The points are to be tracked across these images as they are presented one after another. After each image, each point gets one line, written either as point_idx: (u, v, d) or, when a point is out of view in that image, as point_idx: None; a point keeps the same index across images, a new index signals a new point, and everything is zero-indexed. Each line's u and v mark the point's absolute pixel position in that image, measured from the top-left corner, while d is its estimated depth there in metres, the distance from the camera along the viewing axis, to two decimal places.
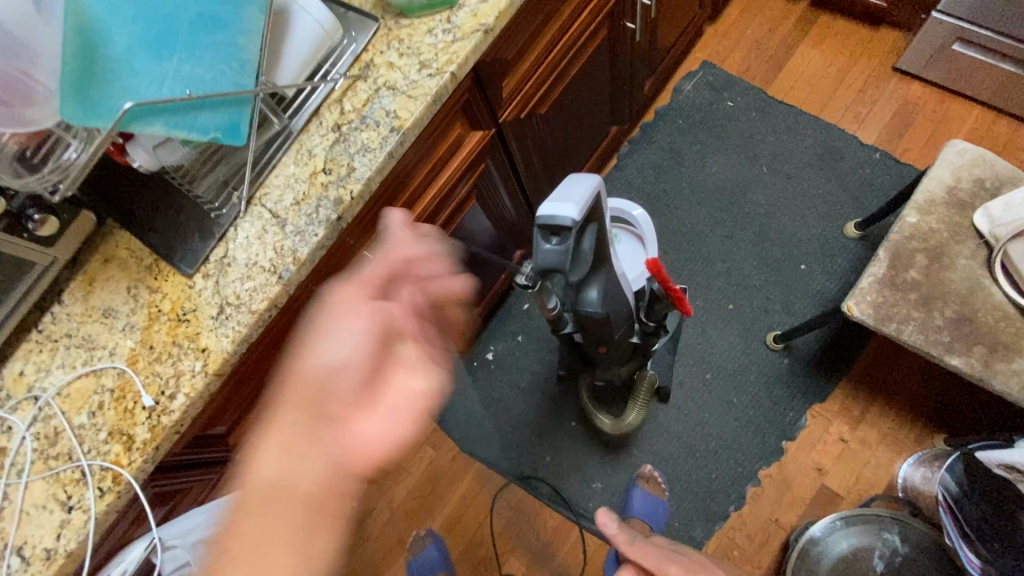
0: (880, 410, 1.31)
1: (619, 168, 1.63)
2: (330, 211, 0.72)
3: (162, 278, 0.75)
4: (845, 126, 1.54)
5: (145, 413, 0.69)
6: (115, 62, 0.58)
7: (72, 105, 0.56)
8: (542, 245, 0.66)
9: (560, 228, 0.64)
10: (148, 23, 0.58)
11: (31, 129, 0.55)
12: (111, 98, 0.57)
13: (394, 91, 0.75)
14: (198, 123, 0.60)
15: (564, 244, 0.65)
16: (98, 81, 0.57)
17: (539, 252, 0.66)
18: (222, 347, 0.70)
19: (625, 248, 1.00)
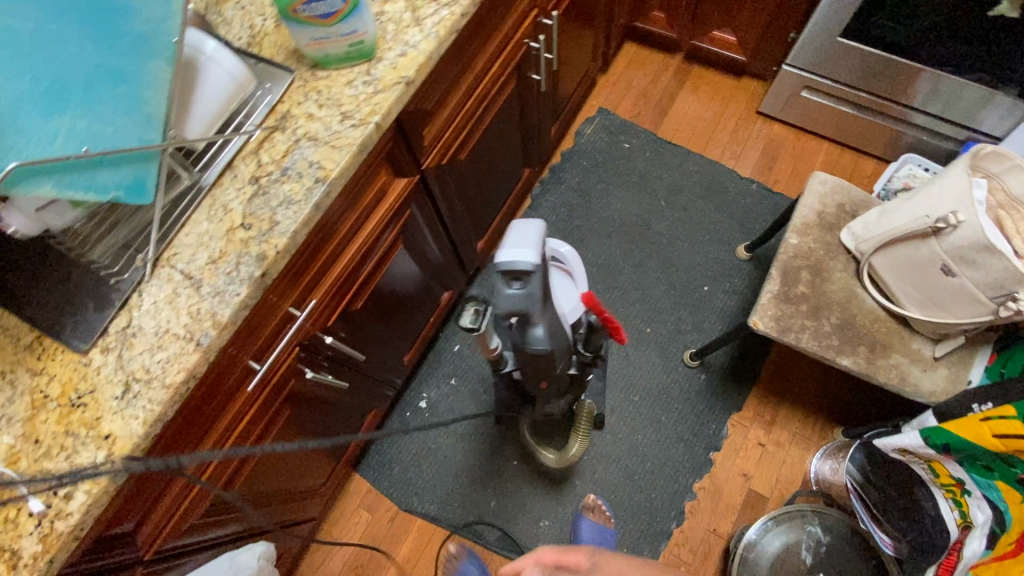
0: (788, 413, 1.44)
1: (533, 209, 1.72)
2: (252, 268, 0.67)
3: (46, 357, 0.65)
4: (725, 162, 1.74)
5: (34, 521, 0.58)
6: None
7: None
8: (505, 290, 0.73)
9: (519, 274, 0.72)
10: (36, 75, 0.53)
11: None
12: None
13: (316, 141, 0.73)
14: (96, 182, 0.55)
15: (524, 288, 0.73)
16: None
17: (500, 295, 0.74)
18: (130, 431, 0.61)
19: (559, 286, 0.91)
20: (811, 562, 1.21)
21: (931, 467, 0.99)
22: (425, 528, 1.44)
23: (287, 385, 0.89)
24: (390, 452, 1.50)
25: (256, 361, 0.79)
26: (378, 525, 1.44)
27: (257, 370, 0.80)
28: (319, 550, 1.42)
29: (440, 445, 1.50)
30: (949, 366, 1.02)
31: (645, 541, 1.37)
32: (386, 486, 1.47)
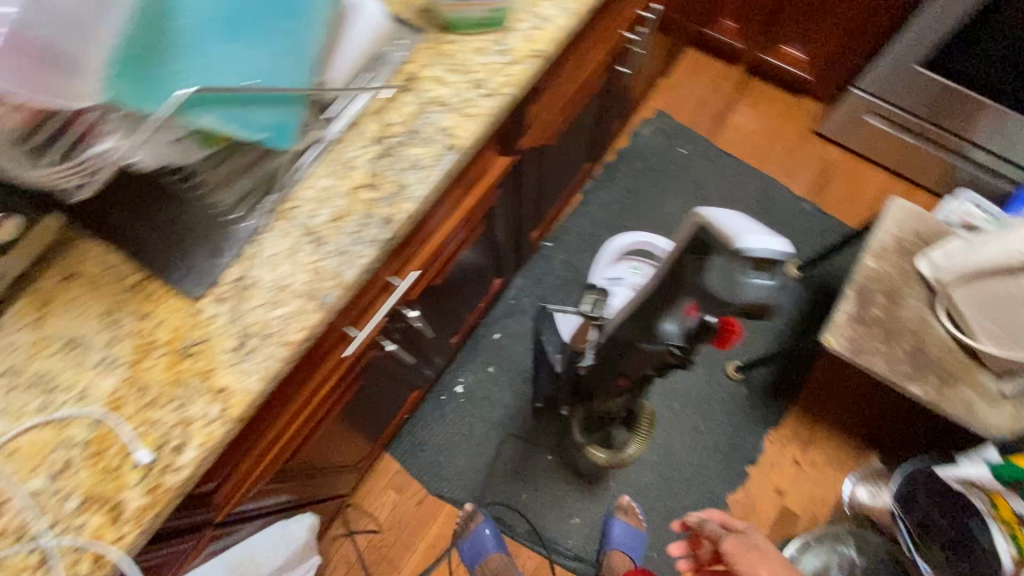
0: (826, 434, 1.44)
1: (584, 204, 1.69)
2: (379, 231, 0.64)
3: (152, 301, 0.61)
4: (779, 179, 1.74)
5: (140, 473, 0.55)
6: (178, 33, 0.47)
7: (127, 85, 0.45)
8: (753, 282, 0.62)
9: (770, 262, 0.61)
10: None
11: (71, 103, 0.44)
12: (172, 82, 0.47)
13: (446, 107, 0.70)
14: (251, 120, 0.52)
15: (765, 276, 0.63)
16: (157, 58, 0.46)
17: (746, 289, 0.62)
18: (247, 387, 0.58)
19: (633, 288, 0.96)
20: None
21: (990, 498, 1.02)
22: (454, 513, 1.42)
23: (367, 355, 0.86)
24: (423, 434, 1.47)
25: (352, 327, 0.76)
26: (405, 506, 1.42)
27: (352, 337, 0.77)
28: (344, 527, 1.40)
29: (474, 432, 1.48)
30: (1016, 405, 1.02)
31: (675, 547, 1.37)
32: (416, 468, 1.45)
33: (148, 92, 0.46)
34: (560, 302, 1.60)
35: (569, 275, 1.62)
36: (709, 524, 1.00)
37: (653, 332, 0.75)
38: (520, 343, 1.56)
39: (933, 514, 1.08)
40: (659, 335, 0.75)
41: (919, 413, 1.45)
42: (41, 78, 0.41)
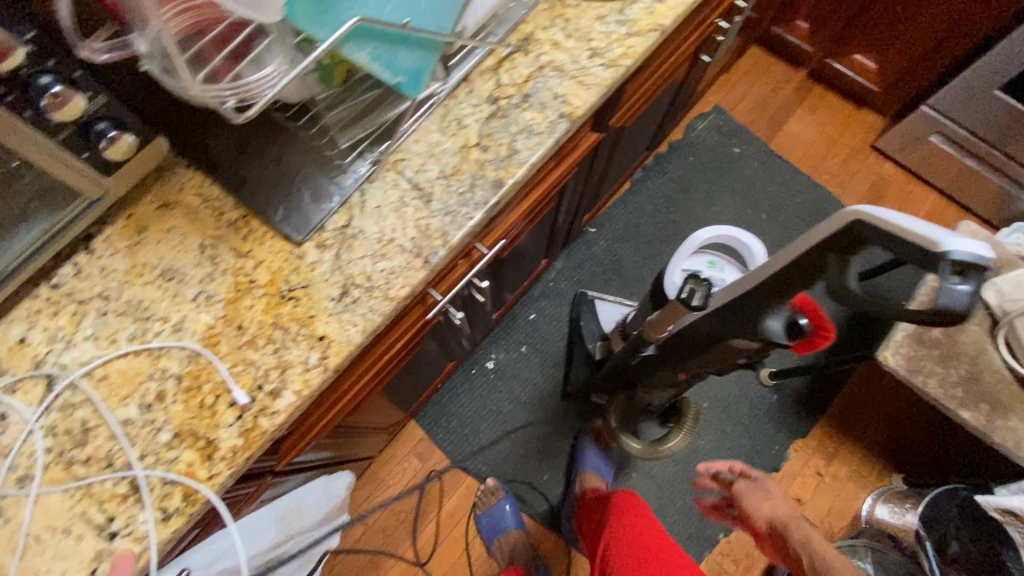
0: (851, 449, 1.45)
1: (632, 193, 1.66)
2: (488, 194, 0.62)
3: (252, 240, 0.59)
4: (830, 190, 1.71)
5: (235, 413, 0.53)
6: None
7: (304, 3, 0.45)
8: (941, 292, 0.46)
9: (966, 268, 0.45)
10: None
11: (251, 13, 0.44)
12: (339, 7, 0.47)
13: (561, 73, 0.68)
14: (395, 62, 0.50)
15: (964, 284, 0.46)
16: None
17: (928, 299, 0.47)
18: (347, 338, 0.56)
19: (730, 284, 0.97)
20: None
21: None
22: (474, 487, 1.42)
23: (435, 321, 0.85)
24: (450, 405, 1.47)
25: (434, 292, 0.74)
26: (426, 474, 1.42)
27: (433, 300, 0.75)
28: (364, 487, 1.40)
29: (501, 409, 1.47)
30: None
31: (690, 545, 1.38)
32: (441, 438, 1.45)
33: (320, 22, 0.46)
34: (599, 289, 1.58)
35: (611, 263, 1.60)
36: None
37: (753, 327, 0.68)
38: (555, 326, 1.54)
39: (967, 541, 1.08)
40: (761, 331, 0.68)
41: (945, 445, 1.43)
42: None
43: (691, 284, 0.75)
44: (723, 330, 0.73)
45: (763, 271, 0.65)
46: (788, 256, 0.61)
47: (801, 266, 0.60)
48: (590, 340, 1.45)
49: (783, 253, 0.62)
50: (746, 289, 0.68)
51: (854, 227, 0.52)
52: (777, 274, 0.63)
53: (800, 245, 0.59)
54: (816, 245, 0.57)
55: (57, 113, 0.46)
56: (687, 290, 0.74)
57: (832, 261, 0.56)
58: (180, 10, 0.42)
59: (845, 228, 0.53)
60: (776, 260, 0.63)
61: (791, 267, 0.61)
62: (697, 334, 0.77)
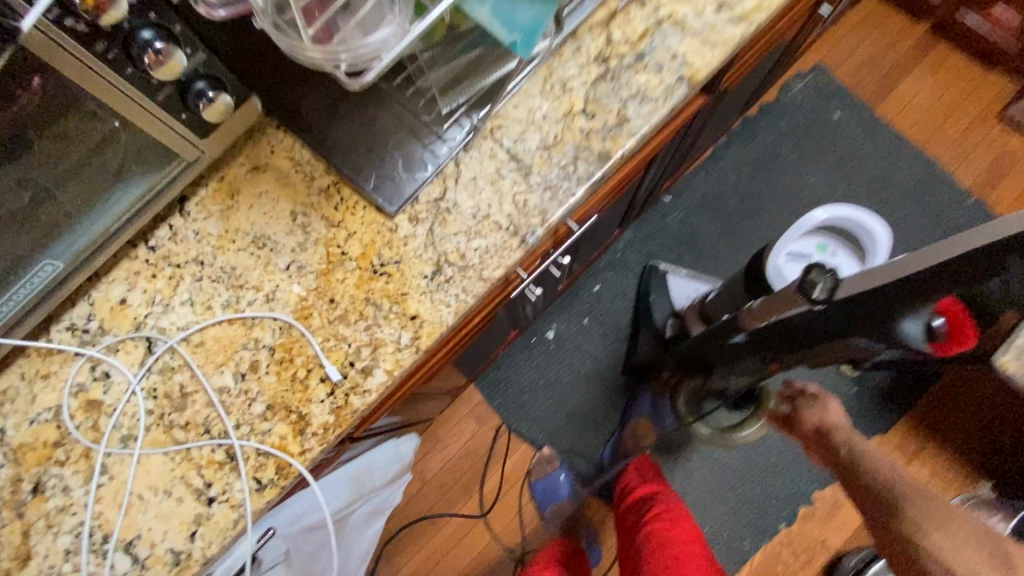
0: (936, 450, 1.35)
1: (714, 159, 1.54)
2: (593, 168, 0.57)
3: (343, 209, 0.57)
4: (943, 164, 1.53)
5: (326, 390, 0.52)
6: None
7: None
8: None
9: None
10: None
11: None
12: None
13: (682, 30, 0.59)
14: (514, 16, 0.46)
15: None
16: None
17: None
18: (439, 319, 0.53)
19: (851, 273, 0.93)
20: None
21: None
22: (529, 454, 1.43)
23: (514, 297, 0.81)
24: (509, 372, 1.46)
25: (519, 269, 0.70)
26: (483, 438, 1.44)
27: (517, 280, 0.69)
28: (423, 445, 1.43)
29: (561, 380, 1.45)
30: None
31: (748, 531, 1.34)
32: (499, 403, 1.45)
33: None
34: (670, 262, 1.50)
35: (685, 235, 1.51)
36: (808, 410, 0.96)
37: (880, 328, 0.61)
38: (621, 299, 1.48)
39: None
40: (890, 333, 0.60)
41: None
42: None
43: (813, 273, 0.67)
44: (841, 327, 0.66)
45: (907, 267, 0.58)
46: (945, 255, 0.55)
47: (960, 265, 0.53)
48: (659, 317, 1.39)
49: (941, 249, 0.55)
50: (882, 282, 0.61)
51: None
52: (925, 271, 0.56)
53: (968, 243, 0.53)
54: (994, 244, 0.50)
55: (157, 71, 0.43)
56: (806, 281, 0.67)
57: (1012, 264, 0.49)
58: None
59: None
60: (926, 257, 0.57)
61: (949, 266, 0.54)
62: (805, 327, 0.71)
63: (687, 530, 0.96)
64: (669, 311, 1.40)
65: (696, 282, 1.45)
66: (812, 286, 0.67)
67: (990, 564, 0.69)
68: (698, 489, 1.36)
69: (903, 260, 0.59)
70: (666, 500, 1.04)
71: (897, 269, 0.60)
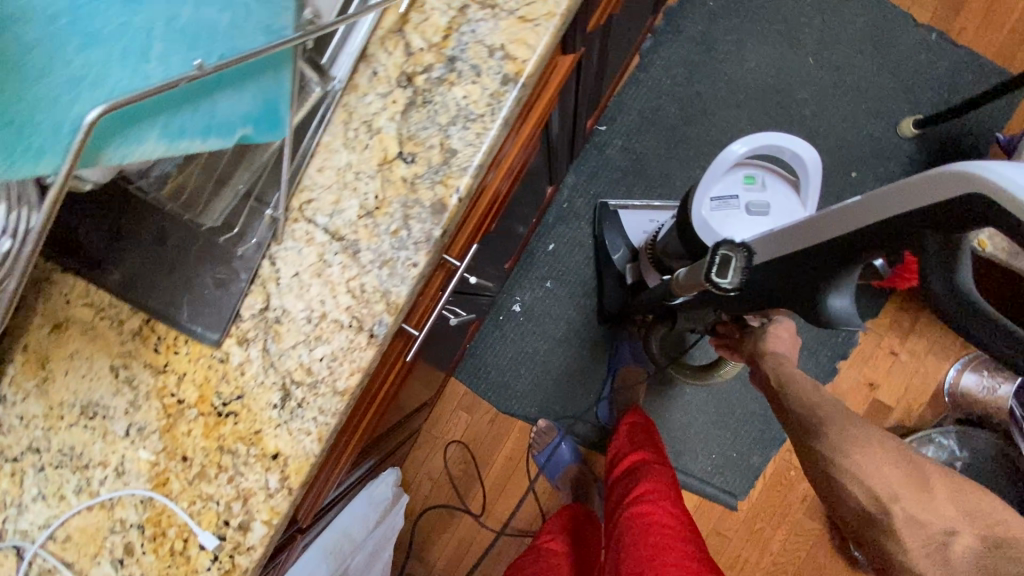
0: (931, 321, 1.28)
1: (642, 69, 1.37)
2: (430, 225, 0.46)
3: (164, 349, 0.48)
4: (898, 1, 1.32)
5: (208, 557, 0.47)
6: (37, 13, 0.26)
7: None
8: None
9: None
10: None
11: None
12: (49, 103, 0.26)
13: (493, 10, 0.46)
14: (218, 118, 0.32)
15: None
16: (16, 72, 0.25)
17: None
18: (304, 451, 0.47)
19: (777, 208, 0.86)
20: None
21: None
22: (527, 429, 1.41)
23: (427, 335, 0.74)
24: (485, 356, 1.41)
25: (410, 325, 0.62)
26: (478, 426, 1.42)
27: (411, 335, 0.64)
28: (422, 447, 1.43)
29: (538, 351, 1.40)
30: None
31: (756, 448, 1.33)
32: (483, 388, 1.42)
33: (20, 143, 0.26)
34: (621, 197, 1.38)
35: (630, 164, 1.37)
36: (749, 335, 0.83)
37: (805, 303, 0.52)
38: (579, 251, 1.39)
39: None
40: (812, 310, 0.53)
41: None
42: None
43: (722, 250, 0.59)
44: (768, 300, 0.57)
45: (827, 230, 0.49)
46: (860, 221, 0.45)
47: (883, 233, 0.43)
48: (619, 259, 1.31)
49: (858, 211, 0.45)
50: (802, 246, 0.52)
51: (969, 198, 0.35)
52: (847, 236, 0.46)
53: (883, 203, 0.42)
54: (916, 213, 0.40)
55: None
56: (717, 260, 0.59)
57: (933, 241, 0.39)
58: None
59: (959, 198, 0.36)
60: (842, 220, 0.47)
61: (869, 235, 0.44)
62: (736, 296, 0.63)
63: (678, 521, 0.92)
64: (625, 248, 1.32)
65: (653, 211, 1.34)
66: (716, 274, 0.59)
67: (909, 482, 0.68)
68: (697, 420, 1.35)
69: (817, 222, 0.50)
70: (656, 479, 0.99)
71: (819, 230, 0.50)
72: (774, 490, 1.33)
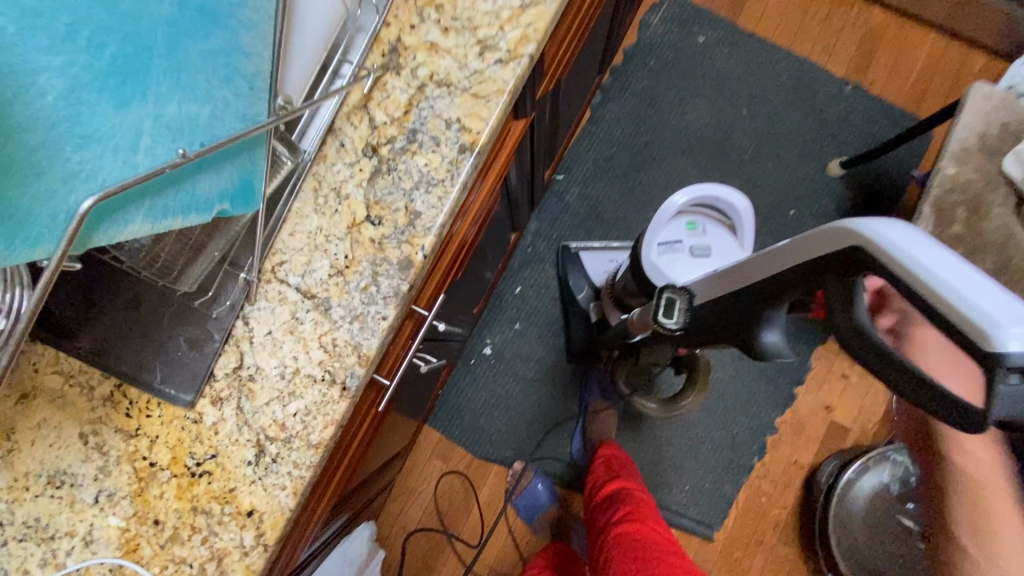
0: None
1: (593, 122, 1.47)
2: (397, 281, 0.50)
3: (136, 413, 0.49)
4: (815, 58, 1.48)
5: None
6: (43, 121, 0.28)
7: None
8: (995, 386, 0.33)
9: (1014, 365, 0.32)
10: (95, 35, 0.29)
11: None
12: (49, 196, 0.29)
13: (448, 88, 0.52)
14: (198, 196, 0.35)
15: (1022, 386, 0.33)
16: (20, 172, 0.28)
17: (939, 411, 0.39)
18: (279, 505, 0.48)
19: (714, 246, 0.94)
20: (916, 528, 1.19)
21: None
22: (503, 473, 1.41)
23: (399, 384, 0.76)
24: (458, 401, 1.42)
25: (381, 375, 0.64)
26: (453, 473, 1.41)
27: (381, 386, 0.65)
28: (397, 499, 1.41)
29: (510, 393, 1.42)
30: None
31: (727, 477, 1.37)
32: (457, 435, 1.42)
33: (18, 232, 0.28)
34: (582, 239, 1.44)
35: (588, 209, 1.45)
36: None
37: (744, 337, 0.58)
38: (545, 293, 1.43)
39: None
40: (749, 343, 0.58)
41: None
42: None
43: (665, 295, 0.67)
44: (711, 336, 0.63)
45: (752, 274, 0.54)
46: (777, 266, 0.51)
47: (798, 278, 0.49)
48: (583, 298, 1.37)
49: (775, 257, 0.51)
50: (733, 287, 0.58)
51: (859, 251, 0.41)
52: (771, 280, 0.52)
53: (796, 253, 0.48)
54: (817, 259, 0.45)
55: None
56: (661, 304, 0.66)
57: (834, 286, 0.44)
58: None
59: (849, 247, 0.42)
60: (763, 264, 0.53)
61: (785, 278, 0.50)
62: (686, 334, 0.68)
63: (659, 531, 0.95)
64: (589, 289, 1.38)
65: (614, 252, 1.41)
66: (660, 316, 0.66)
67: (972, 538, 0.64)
68: (668, 452, 1.38)
69: (743, 266, 0.56)
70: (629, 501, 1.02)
71: (744, 274, 0.56)
72: (747, 518, 1.35)
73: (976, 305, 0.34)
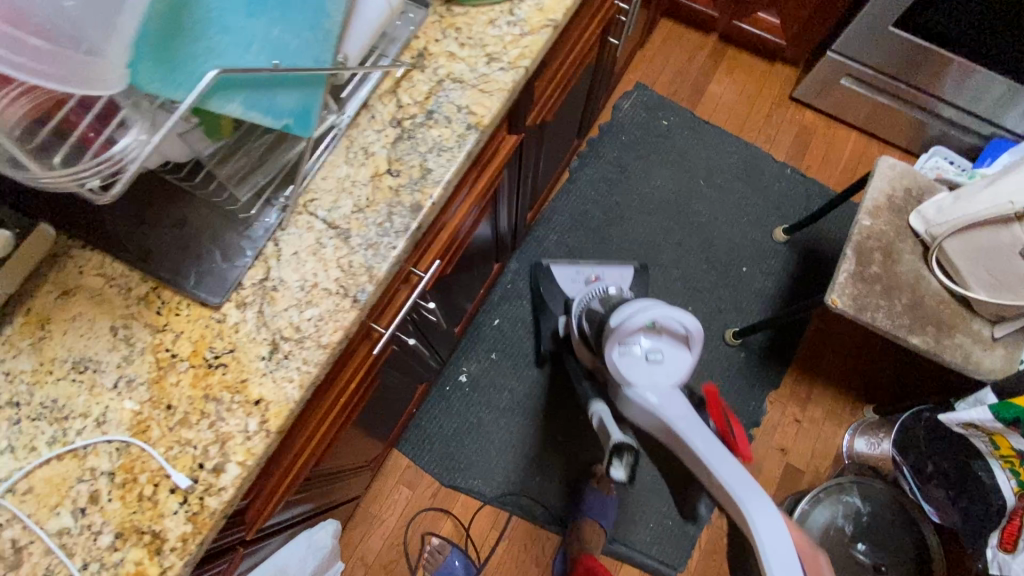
0: (822, 391, 1.48)
1: (571, 181, 1.68)
2: (408, 220, 0.60)
3: (167, 312, 0.56)
4: (760, 146, 1.76)
5: (179, 499, 0.50)
6: (202, 8, 0.42)
7: (149, 65, 0.40)
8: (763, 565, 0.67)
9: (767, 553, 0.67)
10: None
11: (97, 91, 0.38)
12: (195, 56, 0.42)
13: (461, 84, 0.67)
14: (274, 104, 0.46)
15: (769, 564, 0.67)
16: (182, 34, 0.42)
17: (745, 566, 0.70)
18: (285, 397, 0.54)
19: (673, 355, 0.98)
20: (868, 563, 1.23)
21: (991, 439, 1.01)
22: (469, 504, 1.40)
23: (387, 352, 0.83)
24: (430, 427, 1.45)
25: (377, 324, 0.73)
26: (419, 501, 1.40)
27: (378, 334, 0.74)
28: (358, 528, 1.37)
29: (482, 421, 1.46)
30: (1007, 347, 1.05)
31: (690, 516, 1.39)
32: (424, 460, 1.42)
33: (167, 73, 0.41)
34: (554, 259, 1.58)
35: (564, 254, 1.60)
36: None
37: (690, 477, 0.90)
38: (521, 327, 1.53)
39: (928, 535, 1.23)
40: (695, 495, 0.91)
41: (895, 365, 1.49)
42: (53, 60, 0.34)
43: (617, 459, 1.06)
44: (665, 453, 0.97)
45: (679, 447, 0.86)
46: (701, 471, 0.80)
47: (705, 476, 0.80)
48: (556, 309, 1.48)
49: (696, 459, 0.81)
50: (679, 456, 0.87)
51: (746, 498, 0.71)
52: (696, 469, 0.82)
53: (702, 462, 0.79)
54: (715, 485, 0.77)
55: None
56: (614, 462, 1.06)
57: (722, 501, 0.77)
58: (12, 99, 0.37)
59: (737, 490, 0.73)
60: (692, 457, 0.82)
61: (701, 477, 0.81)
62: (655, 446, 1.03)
63: None
64: (562, 301, 1.49)
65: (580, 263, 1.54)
66: (610, 466, 1.07)
67: None
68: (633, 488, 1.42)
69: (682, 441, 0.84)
70: None
71: (674, 441, 0.88)
72: (709, 559, 1.37)
73: (760, 526, 0.68)
